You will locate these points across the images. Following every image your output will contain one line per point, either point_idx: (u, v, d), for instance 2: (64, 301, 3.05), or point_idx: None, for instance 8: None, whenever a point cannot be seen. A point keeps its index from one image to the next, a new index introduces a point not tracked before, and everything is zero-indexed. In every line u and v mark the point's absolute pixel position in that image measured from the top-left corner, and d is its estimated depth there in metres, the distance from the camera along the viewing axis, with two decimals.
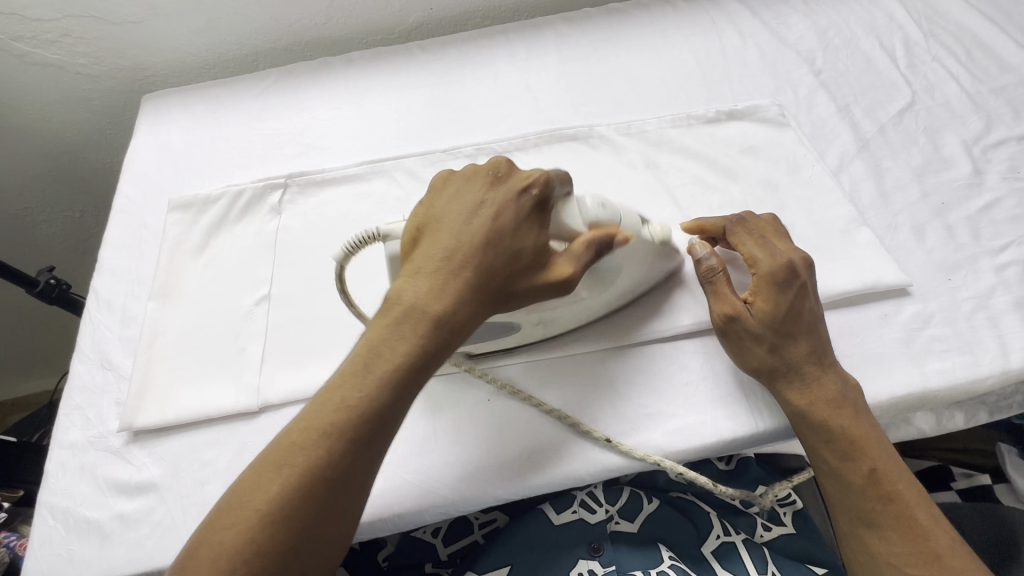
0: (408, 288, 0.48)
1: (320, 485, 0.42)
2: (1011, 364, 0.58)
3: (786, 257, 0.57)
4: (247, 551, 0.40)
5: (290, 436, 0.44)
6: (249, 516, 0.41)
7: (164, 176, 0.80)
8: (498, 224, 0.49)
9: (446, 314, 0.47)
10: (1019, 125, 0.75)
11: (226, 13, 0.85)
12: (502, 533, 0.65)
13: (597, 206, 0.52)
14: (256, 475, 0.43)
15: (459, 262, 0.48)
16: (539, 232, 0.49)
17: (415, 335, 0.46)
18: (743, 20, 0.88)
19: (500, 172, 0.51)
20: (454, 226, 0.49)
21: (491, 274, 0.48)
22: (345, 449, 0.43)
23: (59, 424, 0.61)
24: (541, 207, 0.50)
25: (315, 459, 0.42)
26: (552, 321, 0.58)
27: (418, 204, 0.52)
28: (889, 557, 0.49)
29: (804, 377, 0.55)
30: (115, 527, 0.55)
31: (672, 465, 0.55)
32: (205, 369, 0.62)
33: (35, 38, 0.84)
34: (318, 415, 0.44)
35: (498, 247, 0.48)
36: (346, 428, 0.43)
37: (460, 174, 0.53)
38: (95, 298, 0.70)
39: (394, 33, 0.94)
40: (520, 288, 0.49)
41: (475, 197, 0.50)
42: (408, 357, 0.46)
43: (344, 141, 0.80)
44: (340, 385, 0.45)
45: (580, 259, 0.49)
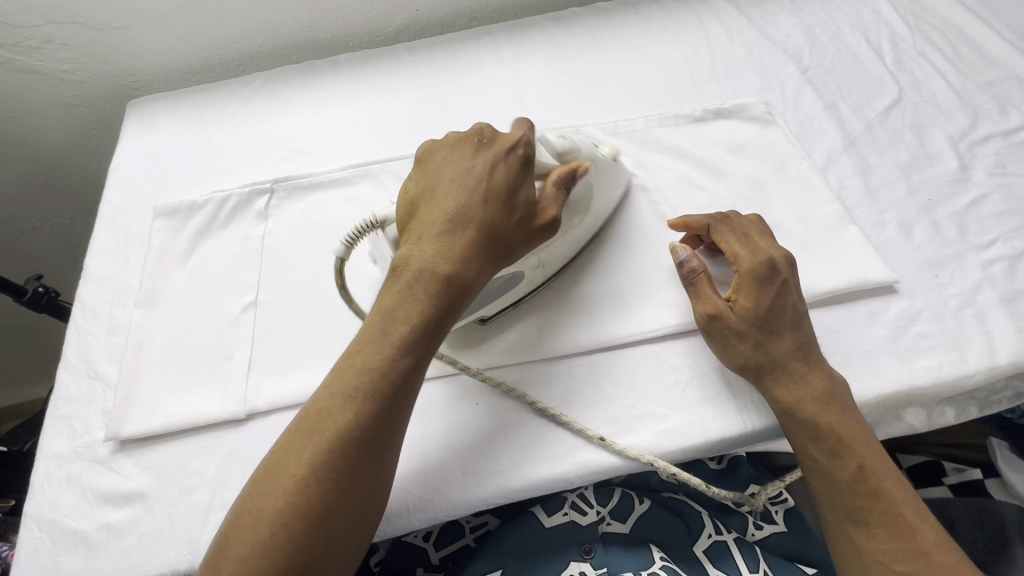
0: (415, 253, 0.50)
1: (350, 444, 0.44)
2: (998, 360, 0.58)
3: (767, 254, 0.57)
4: (287, 513, 0.41)
5: (316, 406, 0.45)
6: (285, 484, 0.42)
7: (150, 182, 0.80)
8: (493, 182, 0.52)
9: (456, 272, 0.49)
10: (1006, 120, 0.75)
11: (210, 17, 0.85)
12: (493, 537, 0.65)
13: (558, 139, 0.58)
14: (286, 447, 0.44)
15: (463, 222, 0.50)
16: (531, 185, 0.52)
17: (427, 295, 0.48)
18: (730, 18, 0.88)
19: (483, 138, 0.55)
20: (449, 191, 0.52)
21: (495, 231, 0.50)
22: (372, 408, 0.45)
23: (45, 434, 0.61)
24: (528, 162, 0.53)
25: (342, 422, 0.44)
26: (549, 262, 0.61)
27: (410, 179, 0.55)
28: (877, 554, 0.49)
29: (790, 374, 0.54)
30: (102, 538, 0.55)
31: (666, 465, 0.55)
32: (192, 376, 0.62)
33: (17, 45, 0.83)
34: (341, 381, 0.46)
35: (496, 203, 0.51)
36: (370, 390, 0.45)
37: (443, 144, 0.56)
38: (81, 307, 0.69)
39: (381, 35, 0.94)
40: (523, 239, 0.52)
41: (463, 163, 0.53)
42: (423, 316, 0.48)
43: (331, 144, 0.80)
44: (359, 352, 0.47)
45: (558, 199, 0.54)
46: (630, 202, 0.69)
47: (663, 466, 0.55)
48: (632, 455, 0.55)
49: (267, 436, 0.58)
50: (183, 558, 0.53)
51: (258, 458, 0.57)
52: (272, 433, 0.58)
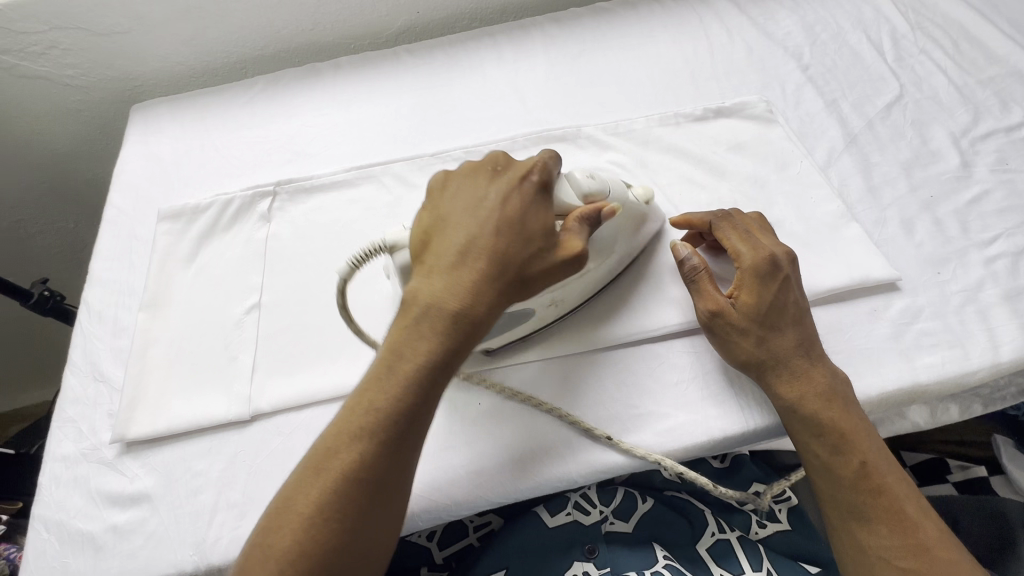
0: (422, 287, 0.48)
1: (356, 486, 0.43)
2: (1001, 357, 0.58)
3: (769, 251, 0.57)
4: (293, 552, 0.42)
5: (325, 443, 0.45)
6: (294, 521, 0.43)
7: (154, 186, 0.80)
8: (506, 212, 0.49)
9: (464, 307, 0.47)
10: (1008, 116, 0.74)
11: (212, 21, 0.86)
12: (496, 537, 0.65)
13: (586, 179, 0.55)
14: (297, 482, 0.45)
15: (473, 255, 0.48)
16: (547, 217, 0.50)
17: (433, 333, 0.47)
18: (730, 17, 0.88)
19: (500, 167, 0.53)
20: (461, 222, 0.50)
21: (506, 264, 0.48)
22: (377, 450, 0.44)
23: (52, 437, 0.61)
24: (545, 191, 0.51)
25: (348, 463, 0.44)
26: (565, 301, 0.59)
27: (425, 206, 0.53)
28: (879, 551, 0.49)
29: (792, 370, 0.54)
30: (109, 539, 0.55)
31: (673, 463, 0.55)
32: (197, 379, 0.62)
33: (22, 51, 0.84)
34: (348, 420, 0.46)
35: (509, 235, 0.49)
36: (376, 431, 0.45)
37: (460, 169, 0.54)
38: (86, 310, 0.70)
39: (382, 37, 0.94)
40: (539, 273, 0.49)
41: (478, 191, 0.51)
42: (430, 357, 0.46)
43: (333, 146, 0.80)
44: (366, 390, 0.46)
45: (582, 234, 0.51)
46: None
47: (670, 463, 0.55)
48: (638, 454, 0.56)
49: (272, 437, 0.59)
50: (189, 558, 0.54)
51: (263, 459, 0.58)
52: (277, 434, 0.59)
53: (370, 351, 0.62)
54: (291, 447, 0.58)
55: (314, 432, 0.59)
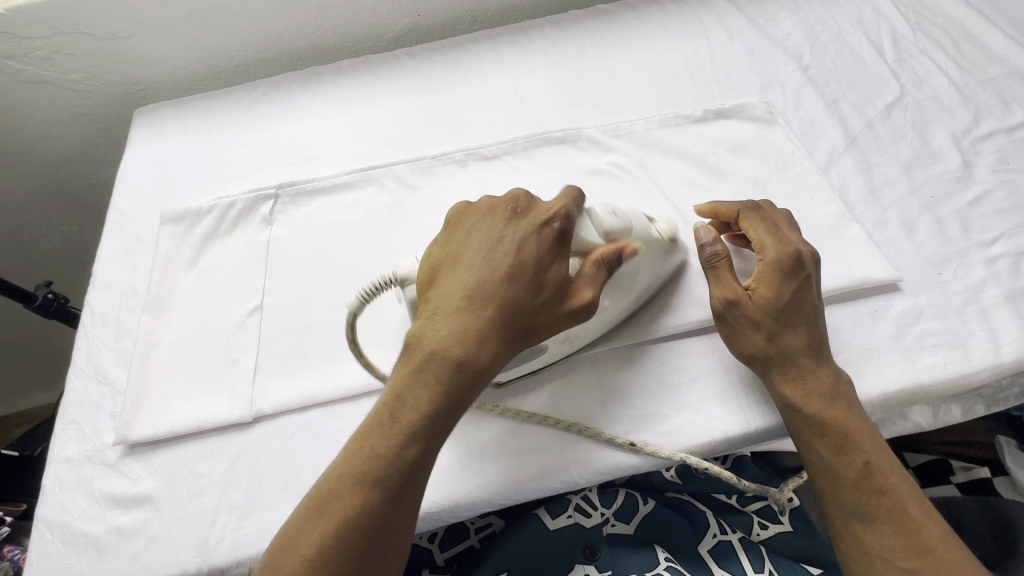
0: (429, 331, 0.48)
1: (356, 532, 0.43)
2: (1002, 358, 0.58)
3: (794, 247, 0.57)
4: None
5: (326, 484, 0.45)
6: (294, 565, 0.42)
7: (157, 189, 0.80)
8: (520, 258, 0.50)
9: (471, 356, 0.47)
10: (1009, 116, 0.74)
11: (215, 25, 0.86)
12: (497, 540, 0.65)
13: (609, 215, 0.55)
14: (297, 521, 0.44)
15: (481, 300, 0.49)
16: (561, 264, 0.50)
17: (439, 380, 0.47)
18: (729, 18, 0.88)
19: (517, 208, 0.53)
20: (471, 265, 0.50)
21: (516, 311, 0.49)
22: (379, 497, 0.44)
23: (56, 439, 0.62)
24: (563, 239, 0.51)
25: (350, 508, 0.43)
26: (578, 337, 0.57)
27: (435, 243, 0.54)
28: (882, 551, 0.49)
29: (799, 369, 0.55)
30: (112, 540, 0.56)
31: (697, 461, 0.56)
32: (199, 381, 0.63)
33: (27, 55, 0.85)
34: (350, 463, 0.45)
35: (519, 282, 0.49)
36: (379, 478, 0.44)
37: (475, 208, 0.55)
38: (90, 313, 0.70)
39: (383, 40, 0.95)
40: (547, 322, 0.50)
41: (492, 233, 0.52)
42: (434, 402, 0.46)
43: (334, 149, 0.81)
44: (370, 433, 0.46)
45: (597, 281, 0.52)
46: (633, 202, 0.69)
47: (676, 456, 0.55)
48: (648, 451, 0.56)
49: (273, 439, 0.59)
50: (192, 559, 0.54)
51: (265, 460, 0.58)
52: (278, 436, 0.59)
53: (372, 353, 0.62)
54: (293, 448, 0.58)
55: (316, 434, 0.59)
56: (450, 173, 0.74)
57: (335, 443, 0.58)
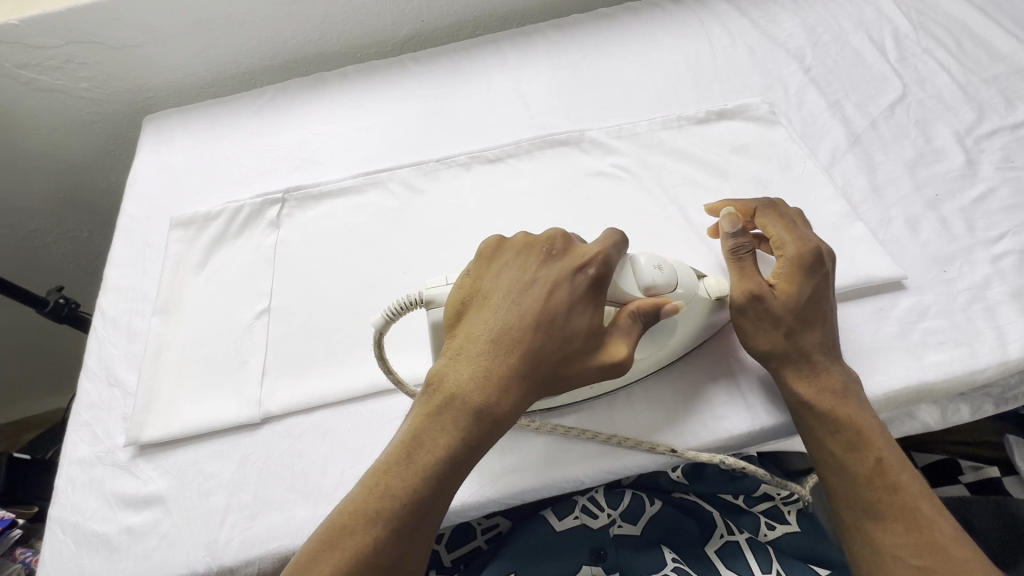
0: (452, 373, 0.49)
1: (367, 570, 0.43)
2: (1009, 355, 0.58)
3: (815, 243, 0.57)
4: None
5: (341, 516, 0.45)
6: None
7: (166, 195, 0.82)
8: (550, 304, 0.50)
9: (492, 404, 0.47)
10: (1012, 114, 0.74)
11: (222, 33, 0.87)
12: (504, 542, 0.66)
13: (654, 270, 0.52)
14: (310, 553, 0.44)
15: (507, 346, 0.49)
16: (595, 313, 0.50)
17: (460, 425, 0.47)
18: (731, 20, 0.88)
19: (554, 248, 0.53)
20: (500, 304, 0.50)
21: (539, 359, 0.49)
22: (393, 537, 0.44)
23: (68, 441, 0.63)
24: (598, 284, 0.50)
25: (363, 546, 0.43)
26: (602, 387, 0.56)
27: (465, 272, 0.53)
28: (895, 549, 0.49)
29: (813, 366, 0.55)
30: (123, 540, 0.56)
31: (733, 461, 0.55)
32: (209, 382, 0.63)
33: (39, 65, 0.86)
34: (364, 499, 0.45)
35: (549, 329, 0.49)
36: (395, 518, 0.44)
37: (509, 244, 0.54)
38: (101, 317, 0.71)
39: (387, 47, 0.96)
40: (572, 371, 0.49)
41: (524, 273, 0.51)
42: (451, 448, 0.47)
43: (340, 154, 0.82)
44: (387, 471, 0.46)
45: (631, 334, 0.50)
46: (638, 203, 0.70)
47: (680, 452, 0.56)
48: (653, 448, 0.56)
49: (281, 439, 0.60)
50: (201, 559, 0.54)
51: (273, 460, 0.59)
52: (287, 437, 0.60)
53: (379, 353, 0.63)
54: (301, 449, 0.59)
55: (324, 434, 0.59)
56: (455, 176, 0.75)
57: (342, 444, 0.59)
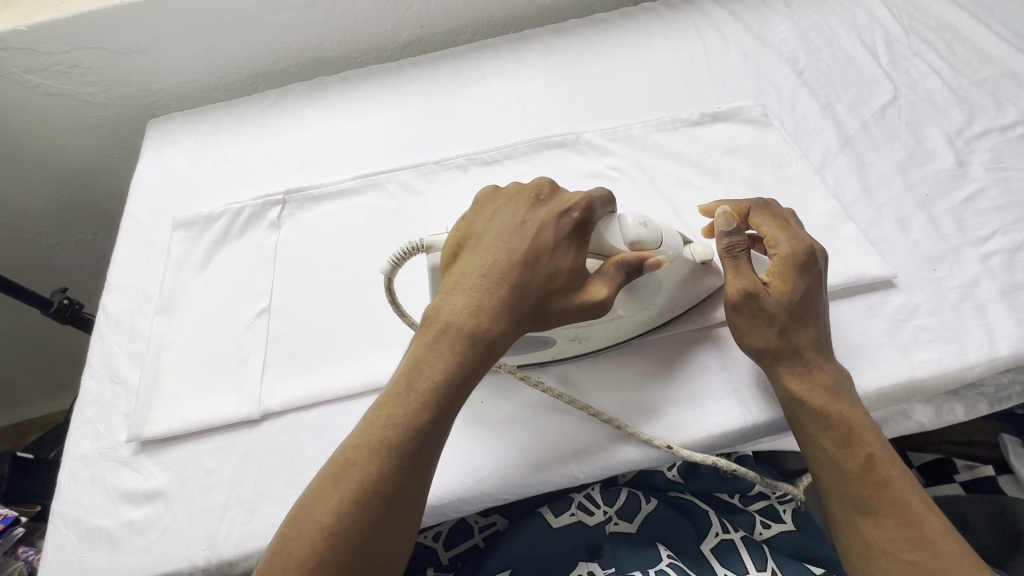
0: (447, 306, 0.50)
1: (370, 498, 0.44)
2: (998, 352, 0.59)
3: (807, 241, 0.58)
4: (311, 561, 0.43)
5: (345, 452, 0.47)
6: (313, 529, 0.44)
7: (168, 197, 0.83)
8: (537, 239, 0.51)
9: (484, 329, 0.49)
10: (1003, 116, 0.75)
11: (225, 39, 0.89)
12: (502, 537, 0.66)
13: (637, 226, 0.54)
14: (316, 489, 0.46)
15: (496, 278, 0.50)
16: (577, 254, 0.51)
17: (454, 353, 0.49)
18: (726, 24, 0.89)
19: (542, 194, 0.54)
20: (491, 243, 0.52)
21: (528, 290, 0.50)
22: (395, 464, 0.46)
23: (71, 437, 0.64)
24: (581, 227, 0.52)
25: (366, 475, 0.45)
26: (589, 339, 0.59)
27: (460, 220, 0.55)
28: (884, 544, 0.49)
29: (806, 363, 0.55)
30: (124, 534, 0.57)
31: (726, 461, 0.57)
32: (209, 379, 0.64)
33: (46, 70, 0.88)
34: (366, 433, 0.47)
35: (536, 264, 0.50)
36: (395, 444, 0.46)
37: (501, 192, 0.56)
38: (104, 316, 0.73)
39: (387, 51, 0.97)
40: (562, 304, 0.51)
41: (513, 216, 0.53)
42: (446, 374, 0.48)
43: (340, 156, 0.83)
44: (387, 403, 0.48)
45: (614, 280, 0.52)
46: (632, 203, 0.71)
47: (671, 447, 0.56)
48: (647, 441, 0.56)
49: (281, 436, 0.61)
50: (201, 553, 0.55)
51: (272, 456, 0.59)
52: (286, 433, 0.61)
53: (378, 351, 0.64)
54: (299, 445, 0.60)
55: (322, 431, 0.60)
56: (452, 177, 0.76)
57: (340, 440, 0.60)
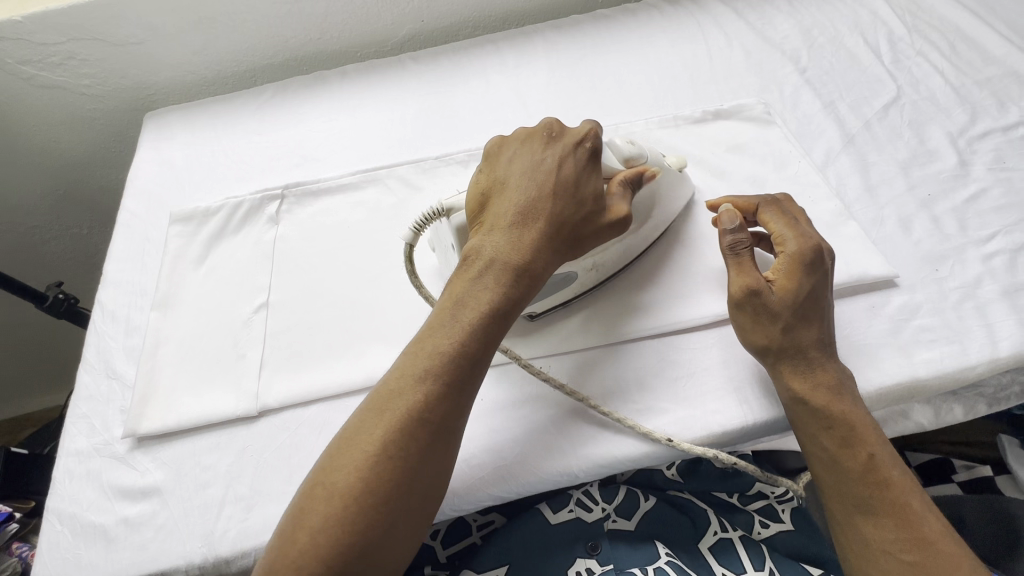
0: (485, 243, 0.52)
1: (420, 424, 0.46)
2: (999, 353, 0.59)
3: (816, 239, 0.57)
4: (360, 490, 0.43)
5: (387, 386, 0.48)
6: (357, 459, 0.44)
7: (166, 191, 0.82)
8: (564, 175, 0.54)
9: (525, 262, 0.51)
10: (1005, 115, 0.75)
11: (223, 31, 0.88)
12: (499, 533, 0.66)
13: (627, 144, 0.58)
14: (358, 423, 0.46)
15: (530, 213, 0.53)
16: (598, 180, 0.54)
17: (497, 284, 0.51)
18: (728, 22, 0.89)
19: (556, 133, 0.57)
20: (520, 183, 0.54)
21: (562, 222, 0.53)
22: (440, 392, 0.47)
23: (66, 433, 0.63)
24: (596, 157, 0.55)
25: (414, 402, 0.46)
26: (603, 266, 0.61)
27: (481, 167, 0.57)
28: (884, 544, 0.49)
29: (809, 362, 0.55)
30: (120, 531, 0.57)
31: (727, 457, 0.56)
32: (206, 375, 0.64)
33: (41, 61, 0.87)
34: (410, 364, 0.48)
35: (565, 198, 0.53)
36: (442, 373, 0.47)
37: (517, 137, 0.58)
38: (100, 310, 0.72)
39: (387, 46, 0.96)
40: (591, 232, 0.54)
41: (536, 156, 0.55)
42: (489, 304, 0.50)
43: (339, 151, 0.82)
44: (429, 337, 0.49)
45: (627, 198, 0.55)
46: None
47: (672, 442, 0.56)
48: (647, 434, 0.56)
49: (278, 433, 0.60)
50: (198, 550, 0.55)
51: (270, 453, 0.59)
52: (283, 430, 0.60)
53: (376, 347, 0.63)
54: (297, 442, 0.59)
55: (320, 428, 0.60)
56: (452, 173, 0.75)
57: None
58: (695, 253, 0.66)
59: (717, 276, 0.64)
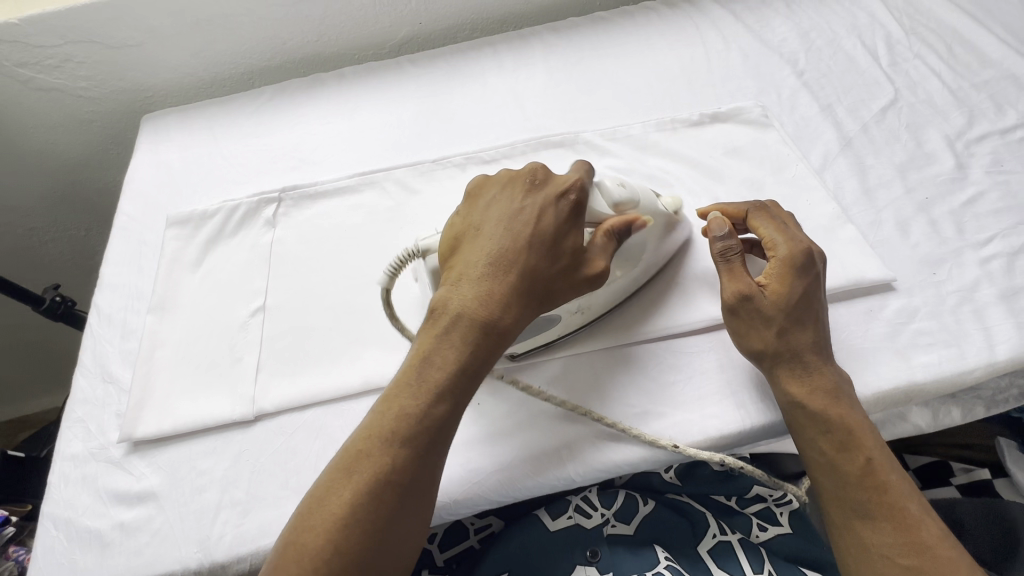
0: (455, 296, 0.51)
1: (387, 488, 0.45)
2: (996, 356, 0.59)
3: (805, 242, 0.57)
4: (328, 552, 0.43)
5: (356, 445, 0.47)
6: (325, 522, 0.44)
7: (163, 193, 0.82)
8: (538, 227, 0.53)
9: (494, 318, 0.51)
10: (1003, 118, 0.75)
11: (220, 34, 0.88)
12: (498, 540, 0.66)
13: (618, 188, 0.57)
14: (328, 481, 0.46)
15: (505, 266, 0.52)
16: (578, 233, 0.53)
17: (465, 341, 0.50)
18: (726, 25, 0.89)
19: (535, 179, 0.56)
20: (494, 232, 0.54)
21: (535, 276, 0.52)
22: (409, 453, 0.47)
23: (61, 437, 0.63)
24: (579, 209, 0.54)
25: (382, 465, 0.46)
26: (590, 308, 0.60)
27: (456, 213, 0.57)
28: (881, 548, 0.49)
29: (805, 365, 0.55)
30: (115, 536, 0.56)
31: (733, 461, 0.56)
32: (203, 379, 0.64)
33: (39, 64, 0.87)
34: (379, 423, 0.48)
35: (540, 252, 0.52)
36: (408, 434, 0.47)
37: (493, 180, 0.58)
38: (96, 314, 0.72)
39: (385, 47, 0.96)
40: (564, 287, 0.53)
41: (510, 204, 0.55)
42: (458, 363, 0.50)
43: (336, 154, 0.82)
44: (397, 395, 0.49)
45: (607, 251, 0.54)
46: None
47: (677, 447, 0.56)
48: (651, 441, 0.56)
49: (276, 437, 0.60)
50: (194, 555, 0.55)
51: (266, 458, 0.59)
52: (280, 434, 0.60)
53: (374, 351, 0.63)
54: (293, 446, 0.59)
55: (317, 431, 0.60)
56: (450, 176, 0.75)
57: (334, 442, 0.59)
58: (690, 258, 0.66)
59: (710, 279, 0.64)
